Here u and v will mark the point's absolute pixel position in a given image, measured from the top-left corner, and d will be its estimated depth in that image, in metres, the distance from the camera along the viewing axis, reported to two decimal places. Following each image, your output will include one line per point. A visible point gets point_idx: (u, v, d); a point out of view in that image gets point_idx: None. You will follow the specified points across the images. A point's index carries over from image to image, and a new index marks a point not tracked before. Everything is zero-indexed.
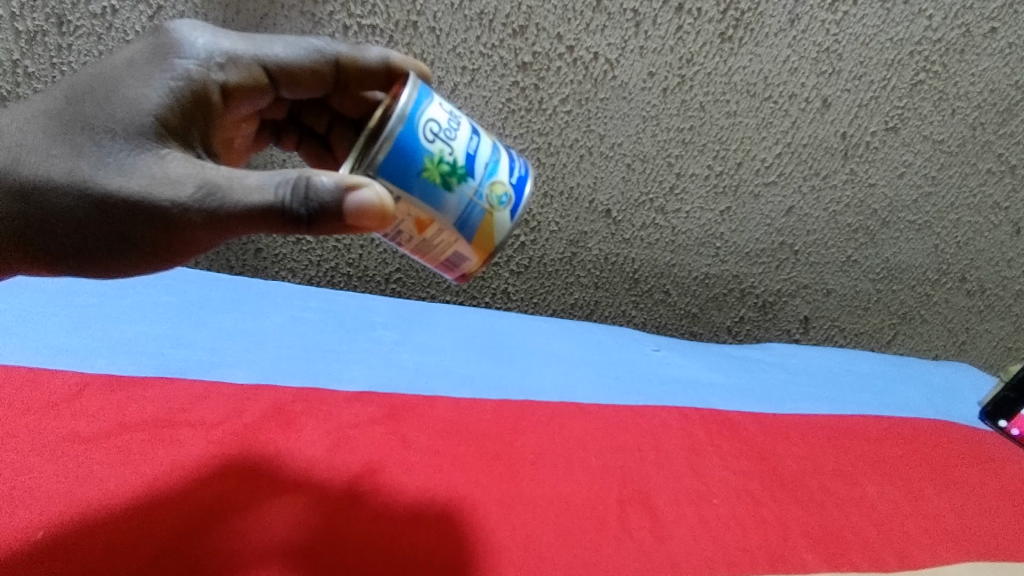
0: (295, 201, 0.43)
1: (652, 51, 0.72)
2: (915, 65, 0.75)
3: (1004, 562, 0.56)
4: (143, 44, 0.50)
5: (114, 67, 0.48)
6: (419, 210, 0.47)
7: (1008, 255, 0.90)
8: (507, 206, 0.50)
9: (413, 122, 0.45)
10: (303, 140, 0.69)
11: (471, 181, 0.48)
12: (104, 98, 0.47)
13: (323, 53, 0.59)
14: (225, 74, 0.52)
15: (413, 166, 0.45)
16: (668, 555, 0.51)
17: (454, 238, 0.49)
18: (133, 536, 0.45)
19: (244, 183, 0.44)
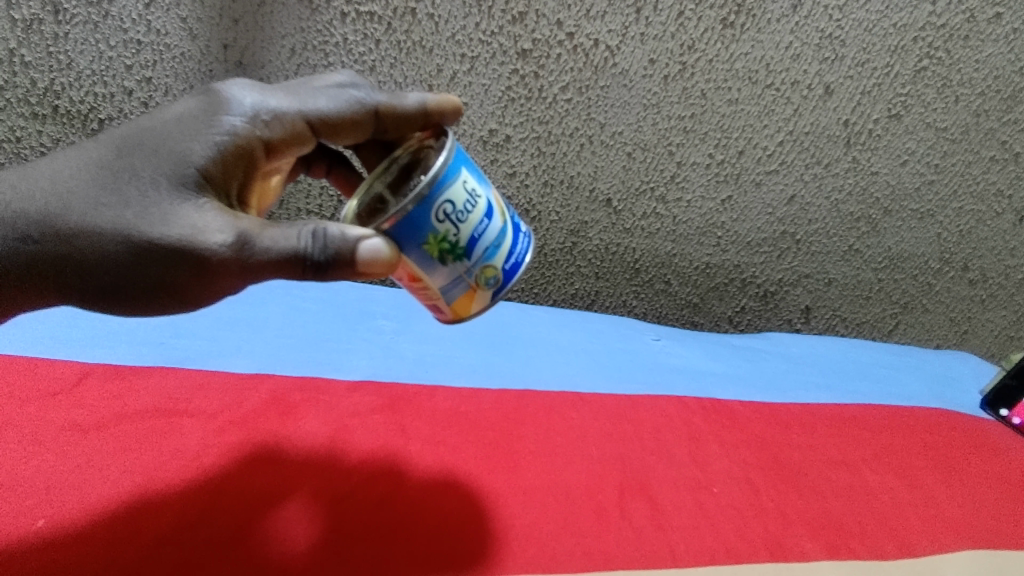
0: (314, 243, 0.44)
1: (653, 38, 0.71)
2: (918, 51, 0.75)
3: (1004, 550, 0.57)
4: (195, 103, 0.49)
5: (165, 121, 0.48)
6: (412, 270, 0.47)
7: (1011, 244, 0.90)
8: (497, 291, 0.50)
9: (432, 200, 0.44)
10: (332, 169, 0.65)
11: (467, 263, 0.47)
12: (154, 153, 0.46)
13: (362, 103, 0.54)
14: (269, 131, 0.49)
15: (415, 238, 0.45)
16: (668, 543, 0.51)
17: (436, 299, 0.49)
18: (136, 524, 0.45)
19: (266, 226, 0.45)
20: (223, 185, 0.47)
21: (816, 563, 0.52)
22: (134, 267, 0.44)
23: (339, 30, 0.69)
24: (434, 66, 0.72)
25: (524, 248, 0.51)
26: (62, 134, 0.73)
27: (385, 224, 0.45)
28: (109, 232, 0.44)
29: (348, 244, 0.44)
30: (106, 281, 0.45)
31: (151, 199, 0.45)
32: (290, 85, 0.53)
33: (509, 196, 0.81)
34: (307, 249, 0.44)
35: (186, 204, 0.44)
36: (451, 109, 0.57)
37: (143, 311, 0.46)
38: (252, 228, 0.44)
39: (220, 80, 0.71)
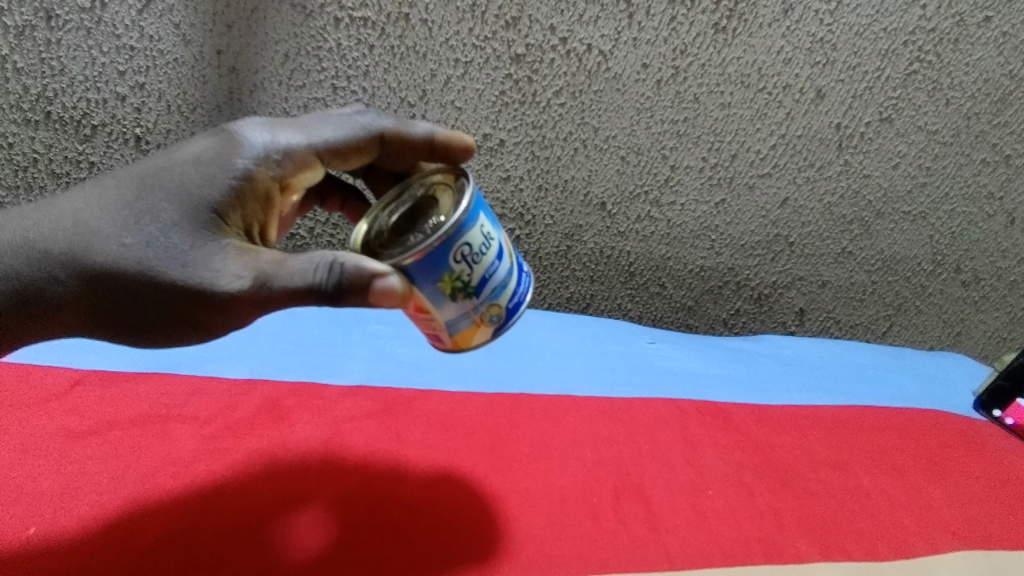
0: (329, 276, 0.44)
1: (646, 43, 0.72)
2: (909, 55, 0.75)
3: (998, 551, 0.57)
4: (209, 143, 0.49)
5: (182, 162, 0.48)
6: (422, 304, 0.47)
7: (1003, 246, 0.90)
8: (498, 330, 0.50)
9: (452, 241, 0.45)
10: (347, 202, 0.67)
11: (474, 302, 0.48)
12: (174, 194, 0.47)
13: (369, 129, 0.56)
14: (282, 169, 0.50)
15: (430, 274, 0.45)
16: (663, 545, 0.51)
17: (438, 331, 0.49)
18: (128, 531, 0.45)
19: (282, 263, 0.45)
20: (243, 224, 0.48)
21: (811, 564, 0.52)
22: (133, 276, 0.45)
23: (332, 35, 0.69)
24: (428, 71, 0.72)
25: (527, 289, 0.52)
26: (55, 140, 0.73)
27: (406, 259, 0.45)
28: (112, 244, 0.46)
29: (361, 275, 0.44)
30: (105, 287, 0.46)
31: (159, 216, 0.46)
32: (297, 117, 0.54)
33: (503, 200, 0.81)
34: (321, 283, 0.44)
35: (206, 245, 0.45)
36: (460, 146, 0.59)
37: (139, 317, 0.46)
38: (270, 265, 0.45)
39: (214, 85, 0.72)
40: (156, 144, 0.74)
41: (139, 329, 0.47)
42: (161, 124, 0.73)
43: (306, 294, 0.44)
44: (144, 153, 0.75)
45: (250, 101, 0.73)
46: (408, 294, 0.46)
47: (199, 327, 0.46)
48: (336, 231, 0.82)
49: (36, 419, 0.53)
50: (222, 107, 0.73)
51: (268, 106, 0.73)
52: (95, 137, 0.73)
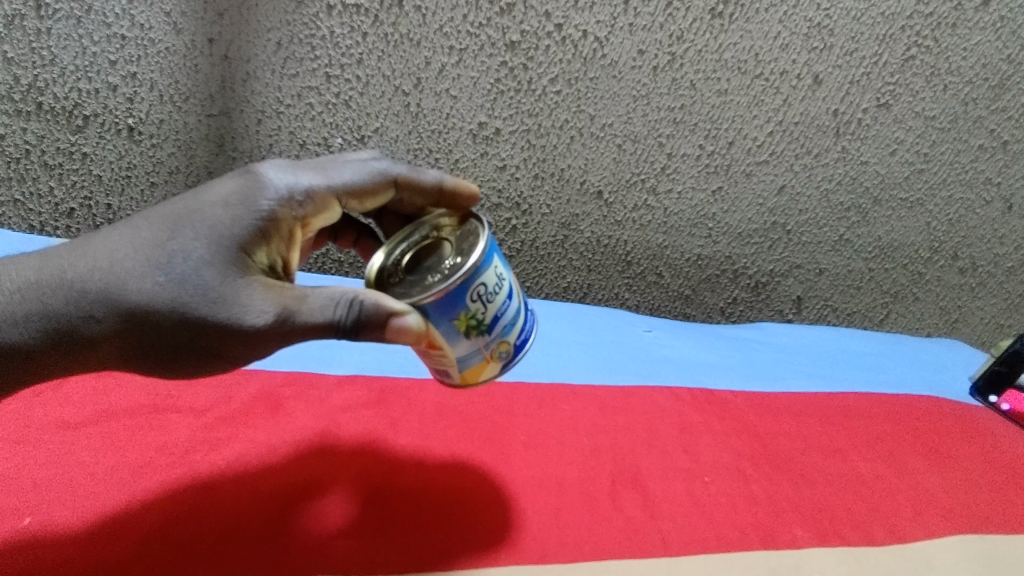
0: (347, 312, 0.44)
1: (642, 29, 0.71)
2: (906, 39, 0.75)
3: (992, 535, 0.57)
4: (234, 183, 0.48)
5: (209, 204, 0.46)
6: (436, 341, 0.46)
7: (1000, 232, 0.90)
8: (507, 365, 0.50)
9: (470, 280, 0.45)
10: (360, 239, 0.66)
11: (487, 339, 0.48)
12: (201, 234, 0.45)
13: (384, 175, 0.56)
14: (303, 210, 0.50)
15: (448, 313, 0.45)
16: (660, 532, 0.51)
17: (448, 367, 0.48)
18: (116, 525, 0.45)
19: (305, 298, 0.45)
20: (269, 262, 0.47)
21: (806, 549, 0.52)
22: (121, 270, 0.44)
23: (325, 23, 0.69)
24: (422, 59, 0.71)
25: (531, 325, 0.52)
26: (47, 131, 0.72)
27: (425, 298, 0.45)
28: (144, 281, 0.44)
29: (379, 313, 0.44)
30: (111, 300, 0.44)
31: (191, 255, 0.44)
32: (316, 160, 0.54)
33: (500, 189, 0.80)
34: (341, 318, 0.44)
35: (234, 280, 0.44)
36: (467, 195, 0.59)
37: (136, 330, 0.44)
38: (294, 300, 0.45)
39: (206, 75, 0.71)
40: (150, 134, 0.74)
41: (133, 342, 0.45)
42: (154, 114, 0.73)
43: (326, 329, 0.44)
44: (137, 143, 0.74)
45: (243, 90, 0.72)
46: (425, 333, 0.46)
47: (201, 342, 0.44)
48: None
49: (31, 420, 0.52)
50: (215, 96, 0.72)
51: (262, 95, 0.72)
52: (87, 128, 0.73)
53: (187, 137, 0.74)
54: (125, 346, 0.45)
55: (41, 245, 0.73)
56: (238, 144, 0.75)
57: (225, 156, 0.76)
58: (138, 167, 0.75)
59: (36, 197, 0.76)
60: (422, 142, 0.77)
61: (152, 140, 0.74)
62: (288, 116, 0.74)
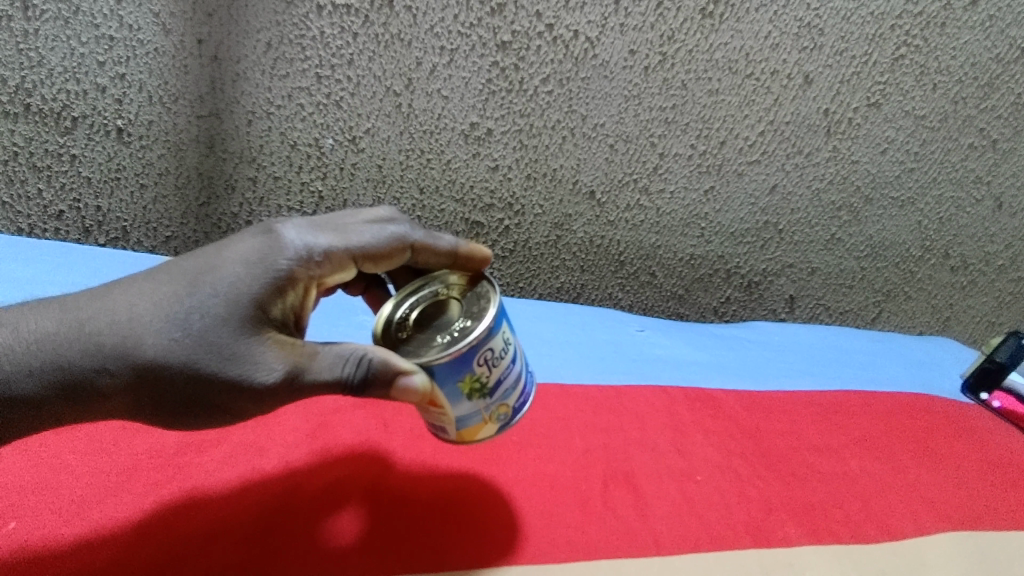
0: (355, 370, 0.44)
1: (633, 29, 0.71)
2: (896, 39, 0.75)
3: (983, 532, 0.57)
4: (254, 242, 0.47)
5: (229, 262, 0.45)
6: (439, 401, 0.45)
7: (991, 231, 0.91)
8: (503, 427, 0.49)
9: (479, 346, 0.44)
10: (369, 288, 0.61)
11: (488, 400, 0.47)
12: (217, 295, 0.44)
13: (401, 239, 0.53)
14: (320, 271, 0.48)
15: (453, 375, 0.44)
16: (652, 531, 0.51)
17: (445, 423, 0.47)
18: (103, 535, 0.44)
19: (314, 355, 0.45)
20: (283, 318, 0.46)
21: (798, 547, 0.52)
22: (127, 313, 0.44)
23: (315, 22, 0.68)
24: (413, 60, 0.71)
25: (531, 387, 0.51)
26: (35, 132, 0.72)
27: (433, 360, 0.43)
28: (160, 336, 0.43)
29: (386, 371, 0.43)
30: (127, 354, 0.43)
31: (207, 312, 0.44)
32: (336, 221, 0.52)
33: (492, 189, 0.80)
34: (347, 377, 0.44)
35: (248, 338, 0.44)
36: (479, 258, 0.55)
37: (152, 381, 0.44)
38: (304, 357, 0.45)
39: (195, 75, 0.71)
40: (139, 135, 0.73)
41: (149, 393, 0.44)
42: (143, 115, 0.72)
43: (332, 386, 0.44)
44: (126, 145, 0.74)
45: (232, 91, 0.72)
46: (429, 395, 0.44)
47: (217, 396, 0.44)
48: None
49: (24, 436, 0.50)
50: (205, 97, 0.72)
51: (251, 96, 0.72)
52: (75, 130, 0.72)
53: (177, 138, 0.74)
54: (140, 399, 0.44)
55: (29, 248, 0.72)
56: (228, 145, 0.75)
57: (215, 157, 0.75)
58: (127, 168, 0.75)
59: (24, 199, 0.75)
60: (414, 143, 0.77)
61: (141, 141, 0.74)
62: (279, 116, 0.74)
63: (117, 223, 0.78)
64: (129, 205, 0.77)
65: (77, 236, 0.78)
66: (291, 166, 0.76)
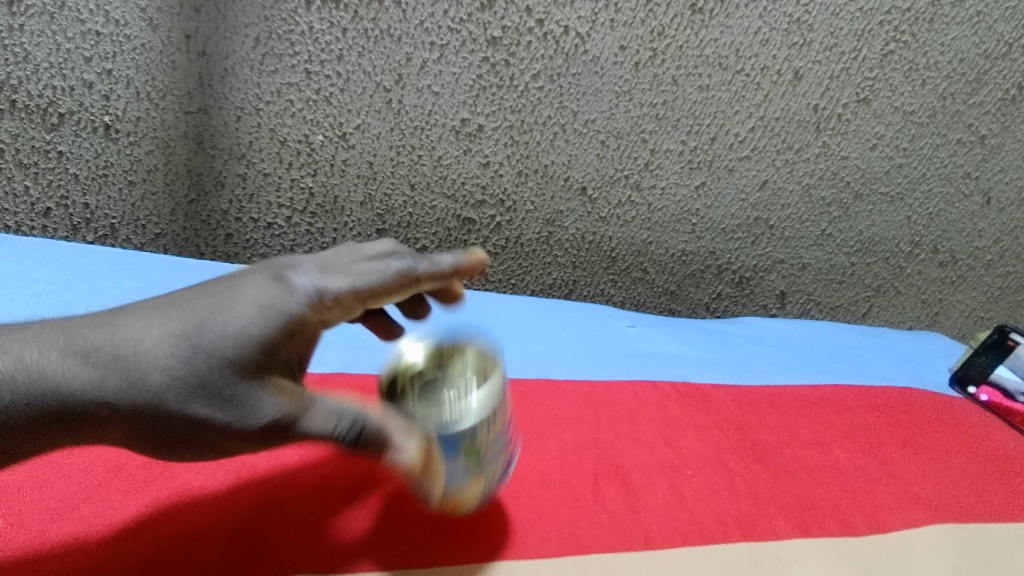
0: (348, 428, 0.39)
1: (623, 24, 0.72)
2: (884, 35, 0.76)
3: (971, 524, 0.58)
4: (256, 294, 0.42)
5: (236, 300, 0.41)
6: (436, 467, 0.42)
7: (979, 226, 0.91)
8: (486, 496, 0.46)
9: (486, 410, 0.42)
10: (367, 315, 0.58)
11: (481, 470, 0.44)
12: (219, 334, 0.40)
13: (404, 273, 0.50)
14: (328, 313, 0.45)
15: (455, 442, 0.42)
16: (643, 525, 0.52)
17: (432, 491, 0.44)
18: (96, 543, 0.43)
19: (309, 408, 0.40)
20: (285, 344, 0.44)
21: (787, 541, 0.53)
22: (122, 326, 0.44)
23: (304, 18, 0.68)
24: (403, 55, 0.71)
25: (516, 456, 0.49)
26: (21, 129, 0.71)
27: (442, 424, 0.41)
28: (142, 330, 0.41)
29: (384, 438, 0.39)
30: None
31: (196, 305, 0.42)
32: (333, 257, 0.48)
33: (484, 186, 0.80)
34: (339, 436, 0.39)
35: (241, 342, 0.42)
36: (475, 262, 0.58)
37: None
38: (298, 408, 0.40)
39: (184, 71, 0.70)
40: (127, 131, 0.73)
41: None
42: (131, 111, 0.72)
43: (323, 443, 0.39)
44: (114, 142, 0.73)
45: (221, 87, 0.71)
46: (428, 453, 0.41)
47: None
48: (313, 220, 0.80)
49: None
50: (193, 93, 0.71)
51: (240, 92, 0.72)
52: (62, 126, 0.71)
53: (165, 134, 0.73)
54: None
55: (16, 245, 0.71)
56: (217, 140, 0.74)
57: (204, 154, 0.75)
58: (116, 166, 0.74)
59: (11, 196, 0.74)
60: (404, 139, 0.76)
61: (129, 137, 0.73)
62: (268, 113, 0.73)
63: (105, 220, 0.77)
64: (117, 201, 0.76)
65: (65, 234, 0.77)
66: (281, 163, 0.76)
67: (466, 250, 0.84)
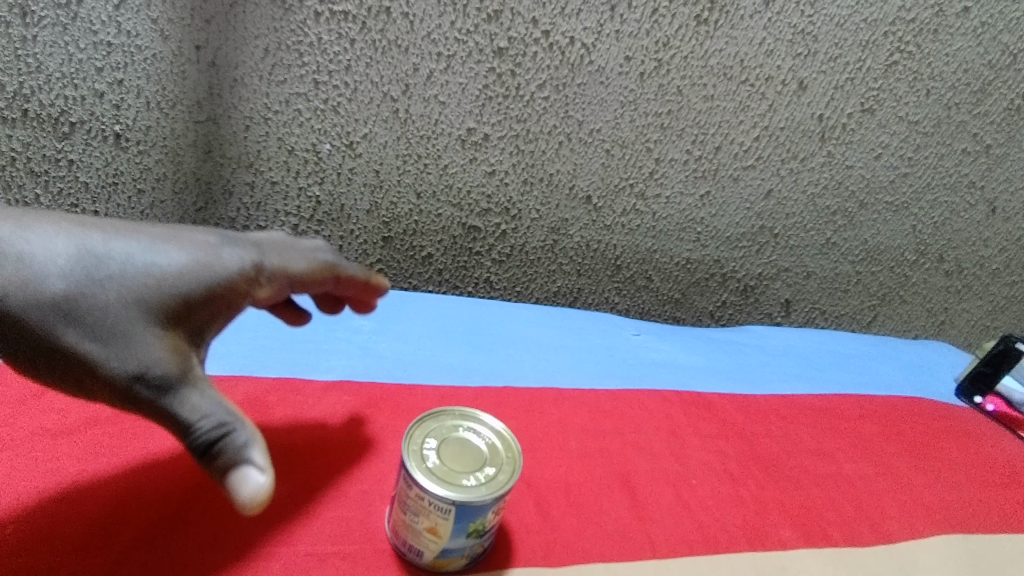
0: (214, 430, 0.38)
1: (629, 35, 0.72)
2: (889, 45, 0.76)
3: (977, 534, 0.58)
4: (172, 251, 0.44)
5: (138, 249, 0.43)
6: (443, 528, 0.42)
7: (985, 235, 0.91)
8: (476, 564, 0.46)
9: (502, 498, 0.42)
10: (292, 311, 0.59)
11: (481, 540, 0.44)
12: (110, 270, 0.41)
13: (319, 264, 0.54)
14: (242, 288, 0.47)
15: (469, 516, 0.42)
16: (648, 534, 0.52)
17: (429, 550, 0.44)
18: (104, 540, 0.44)
19: (194, 389, 0.39)
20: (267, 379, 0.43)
21: (792, 551, 0.53)
22: None
23: (313, 29, 0.69)
24: (410, 65, 0.72)
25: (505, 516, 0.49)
26: (34, 138, 0.72)
27: (460, 501, 0.41)
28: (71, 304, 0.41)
29: (235, 455, 0.38)
30: None
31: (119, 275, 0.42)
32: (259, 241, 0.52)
33: (489, 194, 0.80)
34: (200, 432, 0.38)
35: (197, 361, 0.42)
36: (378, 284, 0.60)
37: None
38: (178, 378, 0.39)
39: (193, 81, 0.71)
40: (137, 141, 0.73)
41: None
42: (141, 120, 0.72)
43: (182, 432, 0.39)
44: (124, 150, 0.74)
45: (230, 96, 0.72)
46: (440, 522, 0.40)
47: None
48: (319, 228, 0.80)
49: (15, 434, 0.49)
50: (202, 103, 0.72)
51: (249, 101, 0.72)
52: (73, 135, 0.72)
53: (175, 143, 0.74)
54: None
55: None
56: (226, 149, 0.75)
57: (213, 162, 0.75)
58: (125, 174, 0.75)
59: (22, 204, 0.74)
60: (411, 148, 0.77)
61: (139, 146, 0.74)
62: (277, 122, 0.74)
63: None
64: (127, 210, 0.77)
65: None
66: (289, 171, 0.77)
67: (471, 257, 0.84)
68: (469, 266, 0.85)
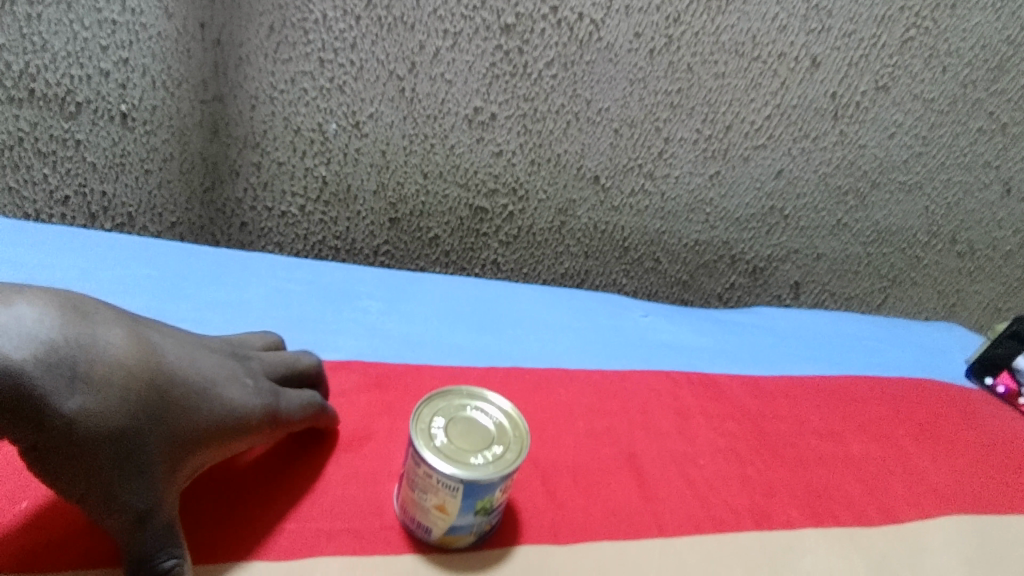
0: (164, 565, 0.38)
1: (638, 11, 0.71)
2: (905, 21, 0.75)
3: (985, 515, 0.58)
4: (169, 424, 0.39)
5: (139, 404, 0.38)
6: (449, 505, 0.43)
7: (999, 216, 0.90)
8: (483, 541, 0.47)
9: (508, 477, 0.42)
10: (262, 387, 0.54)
11: (488, 518, 0.45)
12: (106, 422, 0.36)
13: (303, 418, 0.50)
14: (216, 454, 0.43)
15: (476, 493, 0.42)
16: (655, 514, 0.52)
17: (437, 527, 0.44)
18: None
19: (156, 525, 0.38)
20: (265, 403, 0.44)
21: (800, 531, 0.53)
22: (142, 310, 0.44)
23: (318, 6, 0.68)
24: (416, 43, 0.71)
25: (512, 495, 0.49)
26: (39, 118, 0.71)
27: (466, 479, 0.41)
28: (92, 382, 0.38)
29: None
30: None
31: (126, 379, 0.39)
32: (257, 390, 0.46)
33: (496, 174, 0.80)
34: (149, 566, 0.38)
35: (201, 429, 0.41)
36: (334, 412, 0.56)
37: None
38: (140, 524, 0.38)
39: (199, 60, 0.71)
40: (143, 120, 0.73)
41: None
42: (147, 100, 0.72)
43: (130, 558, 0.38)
44: (130, 130, 0.73)
45: (236, 75, 0.72)
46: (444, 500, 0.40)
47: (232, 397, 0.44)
48: (326, 210, 0.80)
49: None
50: (208, 82, 0.72)
51: (254, 80, 0.72)
52: (79, 115, 0.72)
53: (181, 123, 0.74)
54: None
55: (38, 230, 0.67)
56: (233, 129, 0.74)
57: (219, 142, 0.75)
58: (132, 155, 0.75)
59: (29, 184, 0.74)
60: (417, 128, 0.76)
61: (145, 126, 0.73)
62: (282, 101, 0.73)
63: (122, 208, 0.77)
64: (134, 189, 0.76)
65: (84, 222, 0.77)
66: (295, 151, 0.76)
67: (478, 239, 0.84)
68: (476, 248, 0.85)
